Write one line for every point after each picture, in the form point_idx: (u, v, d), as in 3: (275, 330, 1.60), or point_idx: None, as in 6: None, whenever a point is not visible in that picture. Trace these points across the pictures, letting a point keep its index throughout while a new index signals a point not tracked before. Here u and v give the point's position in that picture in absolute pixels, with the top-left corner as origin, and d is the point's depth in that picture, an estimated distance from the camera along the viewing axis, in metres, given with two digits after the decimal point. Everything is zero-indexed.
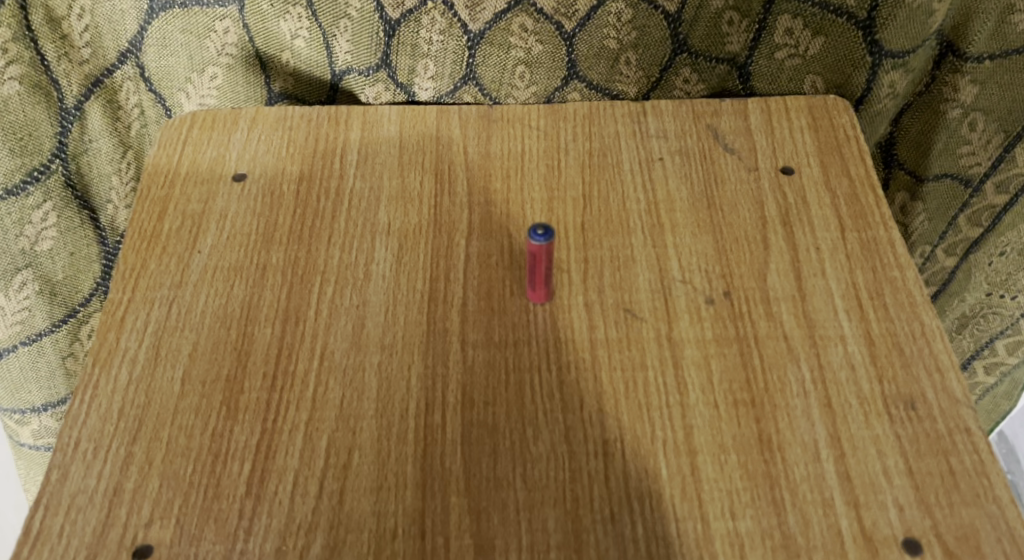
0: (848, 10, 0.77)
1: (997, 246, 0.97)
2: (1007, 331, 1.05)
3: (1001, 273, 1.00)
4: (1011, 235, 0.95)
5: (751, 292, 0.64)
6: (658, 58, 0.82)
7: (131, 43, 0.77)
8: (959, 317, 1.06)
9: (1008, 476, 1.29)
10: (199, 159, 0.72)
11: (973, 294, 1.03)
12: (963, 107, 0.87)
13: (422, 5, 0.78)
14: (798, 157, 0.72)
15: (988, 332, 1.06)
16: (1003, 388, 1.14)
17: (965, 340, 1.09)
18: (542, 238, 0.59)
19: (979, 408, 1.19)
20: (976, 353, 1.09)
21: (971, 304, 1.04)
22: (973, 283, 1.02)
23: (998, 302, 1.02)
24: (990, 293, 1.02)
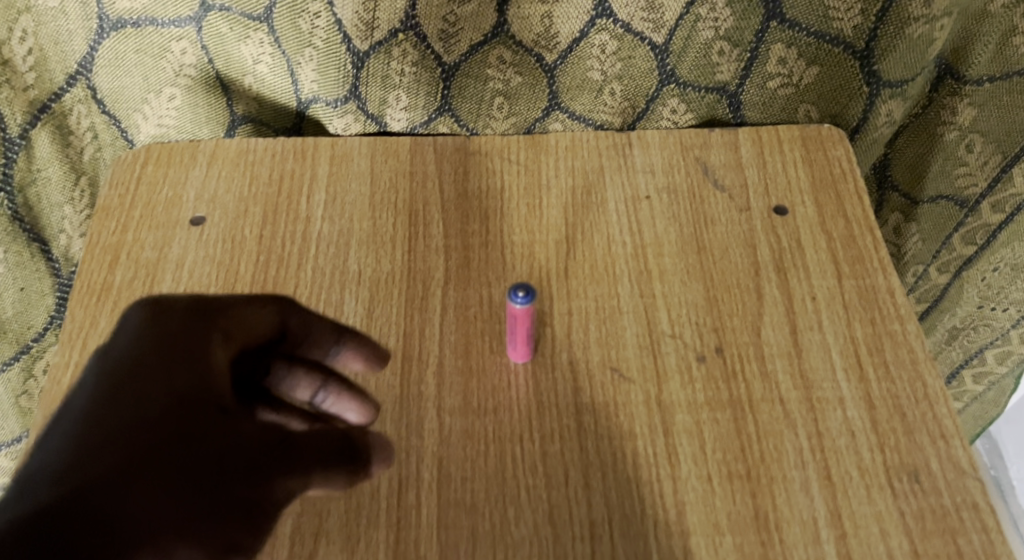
0: (845, 40, 0.69)
1: (990, 263, 0.94)
2: (997, 342, 1.03)
3: (993, 287, 0.97)
4: (1006, 251, 0.92)
5: (745, 349, 0.60)
6: (644, 88, 0.73)
7: (80, 64, 0.74)
8: (949, 329, 1.04)
9: (990, 473, 1.29)
10: (153, 202, 0.67)
11: (964, 307, 1.01)
12: (960, 129, 0.83)
13: (392, 36, 0.68)
14: (792, 195, 0.69)
15: (977, 343, 1.04)
16: (990, 396, 1.12)
17: (954, 352, 1.07)
18: (522, 301, 0.56)
19: (965, 416, 1.17)
20: (964, 362, 1.08)
21: (961, 316, 1.02)
22: (965, 297, 0.99)
23: (989, 314, 1.00)
24: (982, 305, 0.99)
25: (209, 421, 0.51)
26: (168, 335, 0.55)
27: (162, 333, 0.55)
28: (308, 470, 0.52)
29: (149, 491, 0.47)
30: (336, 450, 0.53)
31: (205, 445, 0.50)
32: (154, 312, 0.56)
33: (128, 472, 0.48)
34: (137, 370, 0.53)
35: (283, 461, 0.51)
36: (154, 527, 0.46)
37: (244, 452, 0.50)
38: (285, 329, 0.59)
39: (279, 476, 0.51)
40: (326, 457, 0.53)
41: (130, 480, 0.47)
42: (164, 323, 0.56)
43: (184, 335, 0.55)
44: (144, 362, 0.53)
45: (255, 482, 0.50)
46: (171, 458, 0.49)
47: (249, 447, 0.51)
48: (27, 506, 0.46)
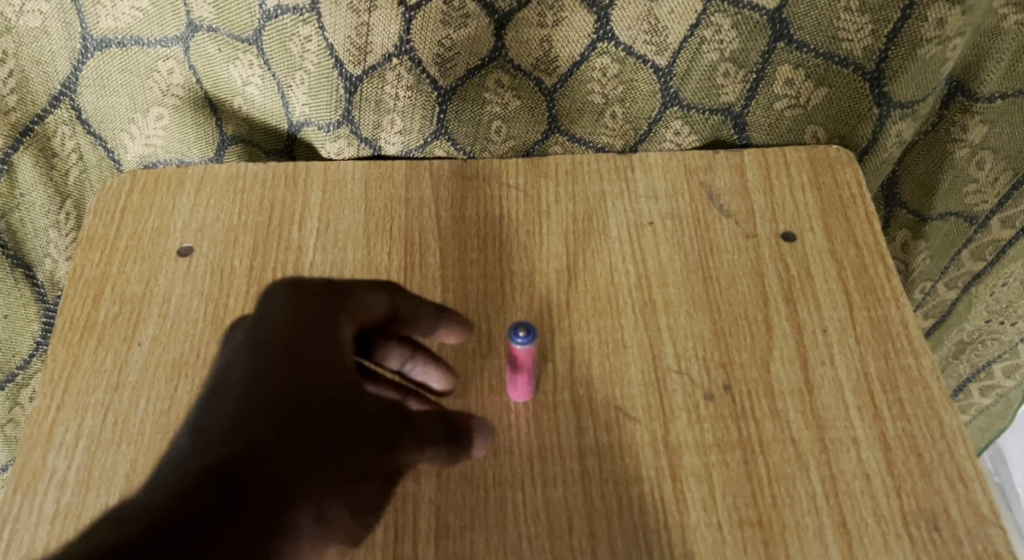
0: (855, 60, 0.66)
1: (999, 278, 0.92)
2: (1005, 355, 1.01)
3: (1001, 302, 0.94)
4: (1016, 267, 0.90)
5: (754, 385, 0.58)
6: (647, 110, 0.71)
7: (64, 85, 0.72)
8: (955, 343, 1.02)
9: (993, 481, 1.24)
10: (140, 233, 0.65)
11: (972, 321, 0.98)
12: (970, 146, 0.80)
13: (386, 61, 0.67)
14: (800, 220, 0.66)
15: (985, 356, 1.02)
16: (998, 408, 1.10)
17: (961, 365, 1.05)
18: (524, 340, 0.54)
19: (971, 427, 1.15)
20: (971, 376, 1.05)
21: (969, 330, 1.00)
22: (973, 312, 0.97)
23: (997, 327, 0.98)
24: (990, 319, 0.97)
25: (344, 395, 0.51)
26: (302, 319, 0.54)
27: (298, 315, 0.54)
28: (429, 443, 0.52)
29: (291, 462, 0.48)
30: (451, 437, 0.53)
31: (340, 418, 0.50)
32: (289, 293, 0.55)
33: (270, 446, 0.48)
34: (275, 350, 0.52)
35: (410, 435, 0.51)
36: (297, 493, 0.48)
37: (373, 426, 0.50)
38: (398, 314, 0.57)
39: (408, 449, 0.51)
40: (443, 437, 0.53)
41: (274, 453, 0.48)
42: (300, 307, 0.54)
43: (314, 318, 0.53)
44: (277, 342, 0.53)
45: (383, 455, 0.50)
46: (310, 432, 0.49)
47: (378, 420, 0.51)
48: (179, 480, 0.47)
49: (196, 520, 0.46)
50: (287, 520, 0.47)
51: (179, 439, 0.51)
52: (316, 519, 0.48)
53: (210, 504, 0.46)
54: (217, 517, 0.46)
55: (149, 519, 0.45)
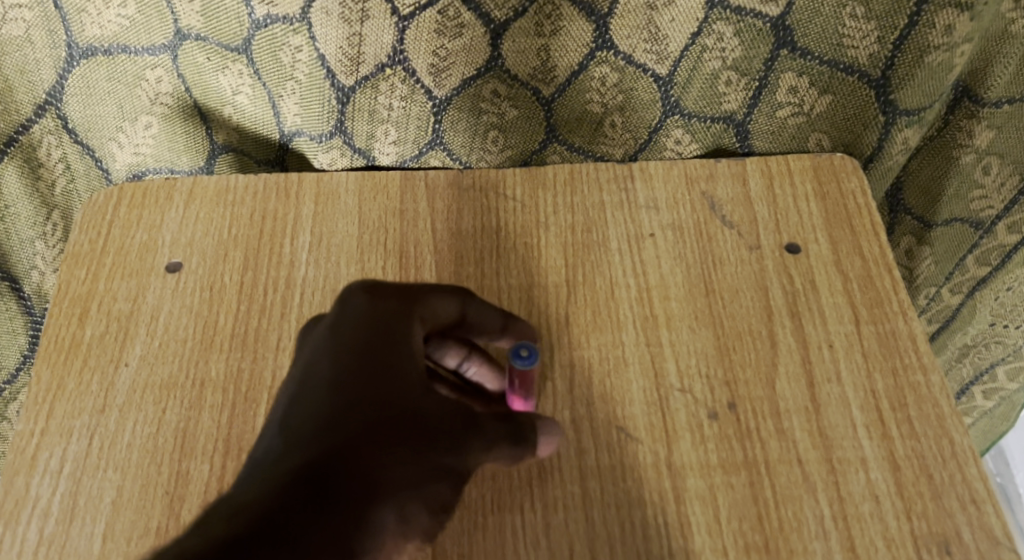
0: (860, 68, 0.64)
1: (1004, 282, 0.90)
2: (1009, 358, 0.99)
3: (1006, 305, 0.93)
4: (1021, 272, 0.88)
5: (759, 404, 0.57)
6: (648, 119, 0.69)
7: (49, 94, 0.70)
8: (959, 348, 1.01)
9: (996, 480, 1.21)
10: (127, 248, 0.63)
11: (975, 326, 0.97)
12: (977, 152, 0.77)
13: (380, 71, 0.65)
14: (804, 231, 0.64)
15: (988, 359, 1.01)
16: (1001, 411, 1.08)
17: (964, 369, 1.03)
18: (528, 361, 0.53)
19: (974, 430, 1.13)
20: (974, 379, 1.04)
21: (972, 334, 0.98)
22: (977, 316, 0.95)
23: (1000, 331, 0.96)
24: (993, 323, 0.96)
25: (419, 399, 0.48)
26: (379, 325, 0.51)
27: (373, 317, 0.51)
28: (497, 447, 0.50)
29: (374, 463, 0.45)
30: (517, 438, 0.50)
31: (417, 420, 0.47)
32: (365, 297, 0.52)
33: (352, 447, 0.45)
34: (350, 351, 0.49)
35: (479, 437, 0.49)
36: (381, 494, 0.45)
37: (445, 428, 0.48)
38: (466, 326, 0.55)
39: (477, 452, 0.49)
40: (510, 437, 0.50)
41: (357, 453, 0.45)
42: (372, 310, 0.52)
43: (385, 321, 0.51)
44: (355, 344, 0.50)
45: (454, 459, 0.48)
46: (389, 433, 0.46)
47: (452, 423, 0.48)
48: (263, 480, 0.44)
49: (287, 520, 0.42)
50: (372, 522, 0.44)
51: (262, 439, 0.47)
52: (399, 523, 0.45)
53: (297, 504, 0.43)
54: (305, 516, 0.43)
55: (240, 519, 0.42)
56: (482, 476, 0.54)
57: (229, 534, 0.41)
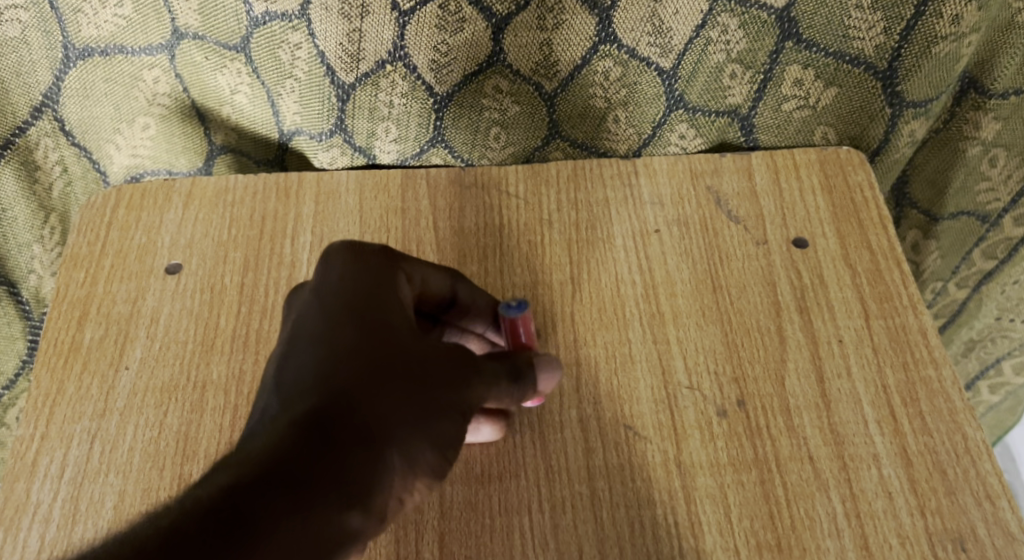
0: (866, 59, 0.63)
1: (1010, 275, 0.89)
2: (1015, 351, 0.98)
3: (1012, 299, 0.91)
4: None
5: (769, 400, 0.56)
6: (651, 114, 0.69)
7: (46, 95, 0.68)
8: (965, 342, 1.00)
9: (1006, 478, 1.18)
10: (126, 250, 0.63)
11: (982, 320, 0.96)
12: (983, 144, 0.76)
13: (380, 68, 0.64)
14: (812, 226, 0.64)
15: (993, 354, 1.00)
16: (1008, 405, 1.08)
17: (970, 363, 1.02)
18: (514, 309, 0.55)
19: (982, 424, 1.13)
20: (980, 374, 1.03)
21: (979, 329, 0.97)
22: (984, 310, 0.94)
23: (1007, 325, 0.95)
24: (1000, 317, 0.94)
25: (413, 344, 0.49)
26: (364, 280, 0.51)
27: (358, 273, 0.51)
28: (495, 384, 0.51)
29: (374, 407, 0.47)
30: (516, 375, 0.52)
31: (412, 363, 0.48)
32: (350, 256, 0.52)
33: (350, 394, 0.46)
34: (340, 304, 0.50)
35: (475, 376, 0.50)
36: (384, 435, 0.46)
37: (443, 368, 0.49)
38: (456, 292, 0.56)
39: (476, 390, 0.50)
40: (507, 374, 0.52)
41: (356, 400, 0.46)
42: (358, 267, 0.52)
43: (369, 275, 0.51)
44: (342, 300, 0.50)
45: (453, 398, 0.49)
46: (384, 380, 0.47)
47: (448, 363, 0.49)
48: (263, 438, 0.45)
49: (294, 467, 0.44)
50: (379, 462, 0.46)
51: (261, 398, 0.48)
52: (404, 465, 0.47)
53: (303, 453, 0.44)
54: (312, 462, 0.44)
55: (248, 469, 0.43)
56: (485, 450, 0.54)
57: (239, 485, 0.43)
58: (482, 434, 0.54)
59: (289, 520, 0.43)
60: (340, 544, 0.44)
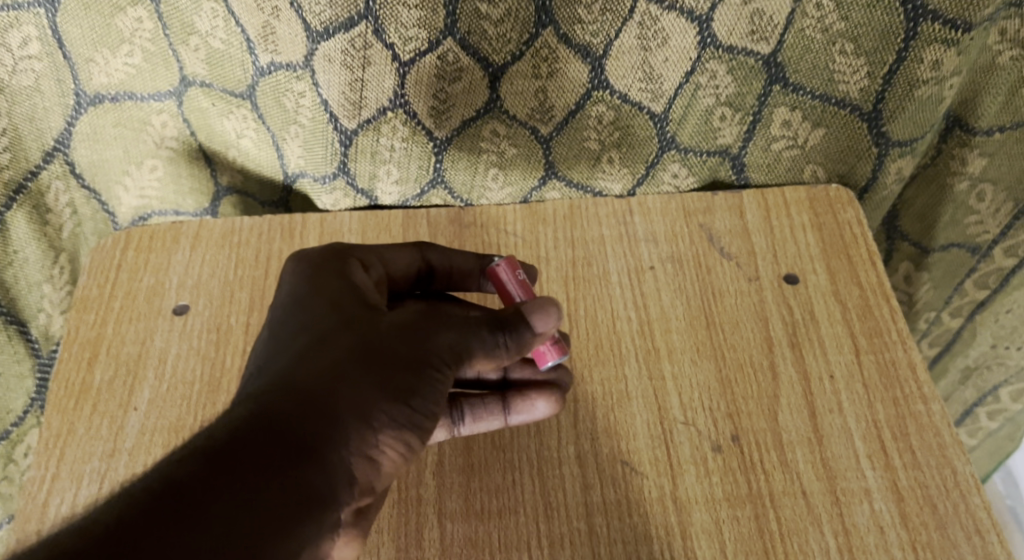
0: (851, 101, 0.65)
1: (1003, 305, 0.89)
2: (1012, 379, 0.97)
3: (1006, 326, 0.91)
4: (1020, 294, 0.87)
5: (762, 436, 0.57)
6: (644, 155, 0.70)
7: (57, 141, 0.70)
8: (961, 369, 0.99)
9: (1007, 503, 1.14)
10: (134, 292, 0.64)
11: (977, 347, 0.95)
12: (971, 179, 0.78)
13: (381, 114, 0.67)
14: (802, 263, 0.65)
15: (990, 381, 0.99)
16: (1007, 430, 1.05)
17: (967, 390, 1.01)
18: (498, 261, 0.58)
19: (983, 451, 1.09)
20: (978, 401, 1.02)
21: (974, 357, 0.97)
22: (978, 338, 0.94)
23: (1003, 353, 0.94)
24: (995, 345, 0.94)
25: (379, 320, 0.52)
26: (331, 278, 0.55)
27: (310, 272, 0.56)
28: (471, 330, 0.52)
29: (333, 374, 0.49)
30: (501, 325, 0.53)
31: (378, 335, 0.51)
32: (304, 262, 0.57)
33: (307, 373, 0.49)
34: (298, 304, 0.54)
35: (446, 326, 0.52)
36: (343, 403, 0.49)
37: (407, 329, 0.52)
38: (429, 263, 0.60)
39: (448, 337, 0.52)
40: (490, 326, 0.52)
41: (315, 371, 0.50)
42: (309, 266, 0.56)
43: (323, 270, 0.55)
44: (296, 300, 0.54)
45: (422, 353, 0.51)
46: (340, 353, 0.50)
47: (418, 327, 0.52)
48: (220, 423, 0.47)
49: (249, 443, 0.46)
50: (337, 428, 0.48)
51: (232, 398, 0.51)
52: (368, 430, 0.49)
53: (254, 430, 0.47)
54: (267, 436, 0.47)
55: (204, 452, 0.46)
56: (485, 487, 0.56)
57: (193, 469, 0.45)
58: (538, 410, 0.57)
59: (245, 491, 0.45)
60: (306, 507, 0.46)
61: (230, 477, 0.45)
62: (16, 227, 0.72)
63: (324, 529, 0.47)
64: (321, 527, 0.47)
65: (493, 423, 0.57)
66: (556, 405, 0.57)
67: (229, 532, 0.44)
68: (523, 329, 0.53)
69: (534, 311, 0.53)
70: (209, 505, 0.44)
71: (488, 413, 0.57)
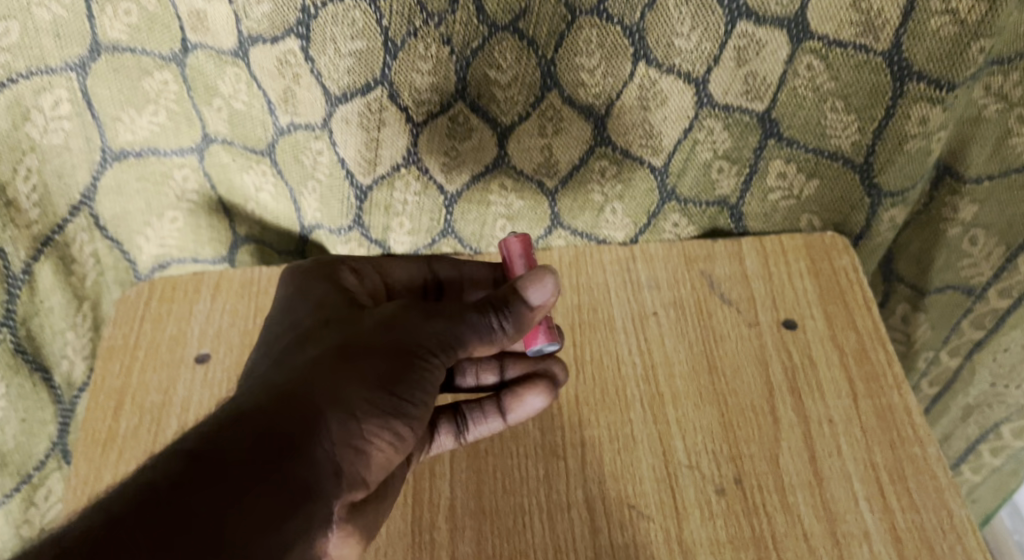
0: (844, 154, 0.68)
1: (1000, 344, 0.90)
2: (1013, 417, 0.97)
3: (1005, 366, 0.92)
4: (1015, 333, 0.88)
5: (764, 479, 0.59)
6: (646, 205, 0.73)
7: (84, 194, 0.73)
8: (963, 407, 0.99)
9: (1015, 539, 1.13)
10: (158, 340, 0.67)
11: (976, 386, 0.96)
12: (963, 224, 0.80)
13: (395, 171, 0.70)
14: (800, 308, 0.68)
15: (992, 418, 0.99)
16: (1011, 468, 1.04)
17: (969, 427, 1.01)
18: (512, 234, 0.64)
19: (988, 488, 1.08)
20: (980, 438, 1.01)
21: (975, 395, 0.97)
22: (976, 378, 0.95)
23: (1002, 391, 0.95)
24: (994, 384, 0.94)
25: (371, 318, 0.57)
26: (327, 288, 0.60)
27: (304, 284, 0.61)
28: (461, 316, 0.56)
29: (319, 371, 0.54)
30: (496, 304, 0.57)
31: (370, 333, 0.56)
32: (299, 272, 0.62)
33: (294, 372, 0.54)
34: (293, 312, 0.59)
35: (436, 316, 0.56)
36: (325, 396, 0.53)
37: (394, 324, 0.56)
38: (436, 273, 0.66)
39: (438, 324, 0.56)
40: (485, 308, 0.57)
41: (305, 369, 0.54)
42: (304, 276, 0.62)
43: (318, 279, 0.61)
44: (291, 307, 0.60)
45: (413, 342, 0.55)
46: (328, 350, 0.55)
47: (410, 317, 0.56)
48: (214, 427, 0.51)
49: (234, 438, 0.50)
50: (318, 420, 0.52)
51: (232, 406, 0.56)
52: (353, 423, 0.53)
53: (235, 432, 0.50)
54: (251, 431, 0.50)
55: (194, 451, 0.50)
56: (496, 530, 0.58)
57: (173, 477, 0.48)
58: (533, 403, 0.61)
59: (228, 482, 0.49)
60: (291, 501, 0.50)
61: (212, 479, 0.48)
62: (43, 278, 0.73)
63: (312, 518, 0.51)
64: (306, 518, 0.50)
65: (494, 426, 0.62)
66: (547, 395, 0.60)
67: (218, 529, 0.47)
68: (520, 304, 0.57)
69: (531, 284, 0.57)
70: (194, 509, 0.47)
71: (486, 417, 0.61)
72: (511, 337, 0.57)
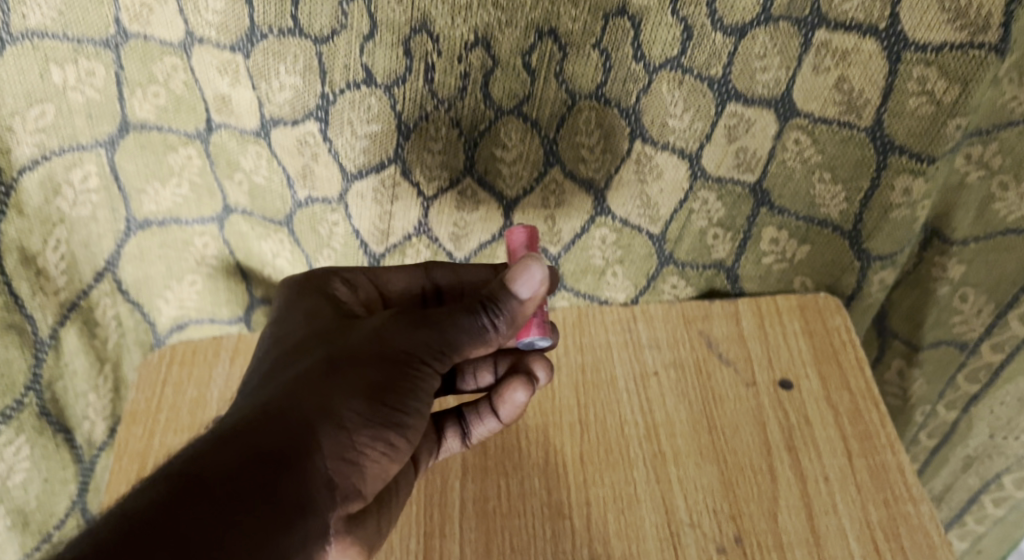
0: (833, 221, 0.71)
1: (996, 396, 0.89)
2: (1013, 466, 0.95)
3: (1002, 418, 0.91)
4: (1010, 386, 0.87)
5: (763, 538, 0.62)
6: (645, 269, 0.77)
7: (109, 260, 0.76)
8: (963, 457, 0.97)
9: None
10: (179, 403, 0.70)
11: (975, 437, 0.94)
12: (951, 283, 0.83)
13: (407, 240, 0.74)
14: (796, 368, 0.71)
15: (991, 467, 0.96)
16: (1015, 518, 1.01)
17: (969, 478, 0.99)
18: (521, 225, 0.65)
19: (993, 540, 1.04)
20: (982, 489, 0.99)
21: (974, 445, 0.95)
22: (973, 430, 0.94)
23: (1001, 441, 0.93)
24: (993, 434, 0.93)
25: (360, 330, 0.58)
26: (320, 305, 0.62)
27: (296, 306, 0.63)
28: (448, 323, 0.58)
29: (310, 384, 0.55)
30: (485, 305, 0.58)
31: (358, 345, 0.57)
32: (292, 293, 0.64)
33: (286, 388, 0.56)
34: (285, 334, 0.61)
35: (424, 324, 0.58)
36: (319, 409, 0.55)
37: (383, 334, 0.58)
38: (434, 281, 0.68)
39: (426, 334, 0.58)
40: (474, 309, 0.58)
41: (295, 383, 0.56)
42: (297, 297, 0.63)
43: (309, 301, 0.63)
44: (283, 329, 0.61)
45: (403, 350, 0.57)
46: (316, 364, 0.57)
47: (397, 330, 0.58)
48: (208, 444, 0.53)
49: (230, 450, 0.52)
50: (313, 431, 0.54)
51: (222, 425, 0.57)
52: (345, 435, 0.55)
53: (228, 449, 0.52)
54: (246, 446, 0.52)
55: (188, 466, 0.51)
56: None
57: (167, 494, 0.49)
58: (518, 399, 0.63)
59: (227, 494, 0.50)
60: (285, 515, 0.52)
61: (207, 494, 0.50)
62: (71, 342, 0.74)
63: (307, 533, 0.52)
64: (302, 533, 0.52)
65: (491, 425, 0.65)
66: (527, 388, 0.63)
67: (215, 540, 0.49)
68: (510, 299, 0.58)
69: (518, 278, 0.58)
70: (191, 521, 0.49)
71: (481, 418, 0.65)
72: (502, 335, 0.59)
